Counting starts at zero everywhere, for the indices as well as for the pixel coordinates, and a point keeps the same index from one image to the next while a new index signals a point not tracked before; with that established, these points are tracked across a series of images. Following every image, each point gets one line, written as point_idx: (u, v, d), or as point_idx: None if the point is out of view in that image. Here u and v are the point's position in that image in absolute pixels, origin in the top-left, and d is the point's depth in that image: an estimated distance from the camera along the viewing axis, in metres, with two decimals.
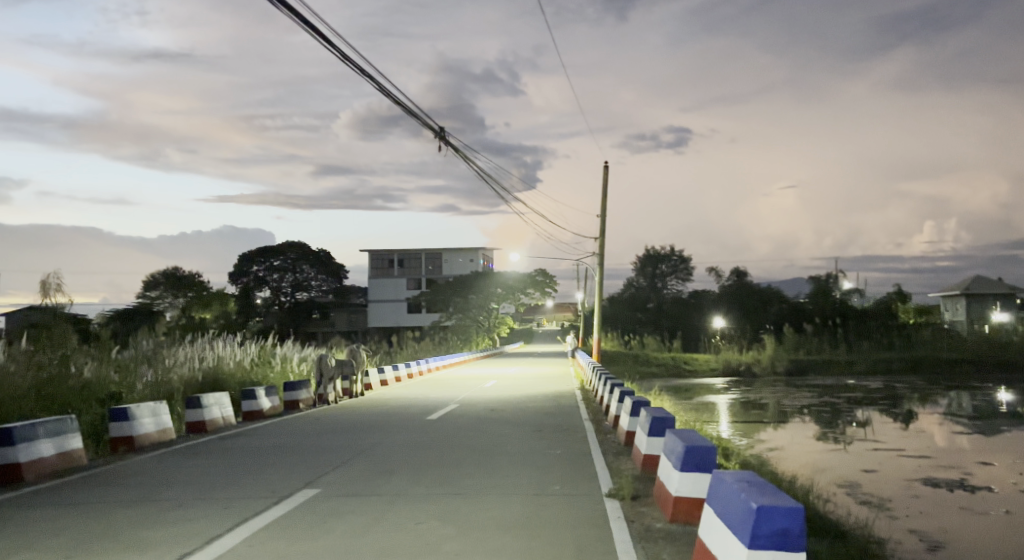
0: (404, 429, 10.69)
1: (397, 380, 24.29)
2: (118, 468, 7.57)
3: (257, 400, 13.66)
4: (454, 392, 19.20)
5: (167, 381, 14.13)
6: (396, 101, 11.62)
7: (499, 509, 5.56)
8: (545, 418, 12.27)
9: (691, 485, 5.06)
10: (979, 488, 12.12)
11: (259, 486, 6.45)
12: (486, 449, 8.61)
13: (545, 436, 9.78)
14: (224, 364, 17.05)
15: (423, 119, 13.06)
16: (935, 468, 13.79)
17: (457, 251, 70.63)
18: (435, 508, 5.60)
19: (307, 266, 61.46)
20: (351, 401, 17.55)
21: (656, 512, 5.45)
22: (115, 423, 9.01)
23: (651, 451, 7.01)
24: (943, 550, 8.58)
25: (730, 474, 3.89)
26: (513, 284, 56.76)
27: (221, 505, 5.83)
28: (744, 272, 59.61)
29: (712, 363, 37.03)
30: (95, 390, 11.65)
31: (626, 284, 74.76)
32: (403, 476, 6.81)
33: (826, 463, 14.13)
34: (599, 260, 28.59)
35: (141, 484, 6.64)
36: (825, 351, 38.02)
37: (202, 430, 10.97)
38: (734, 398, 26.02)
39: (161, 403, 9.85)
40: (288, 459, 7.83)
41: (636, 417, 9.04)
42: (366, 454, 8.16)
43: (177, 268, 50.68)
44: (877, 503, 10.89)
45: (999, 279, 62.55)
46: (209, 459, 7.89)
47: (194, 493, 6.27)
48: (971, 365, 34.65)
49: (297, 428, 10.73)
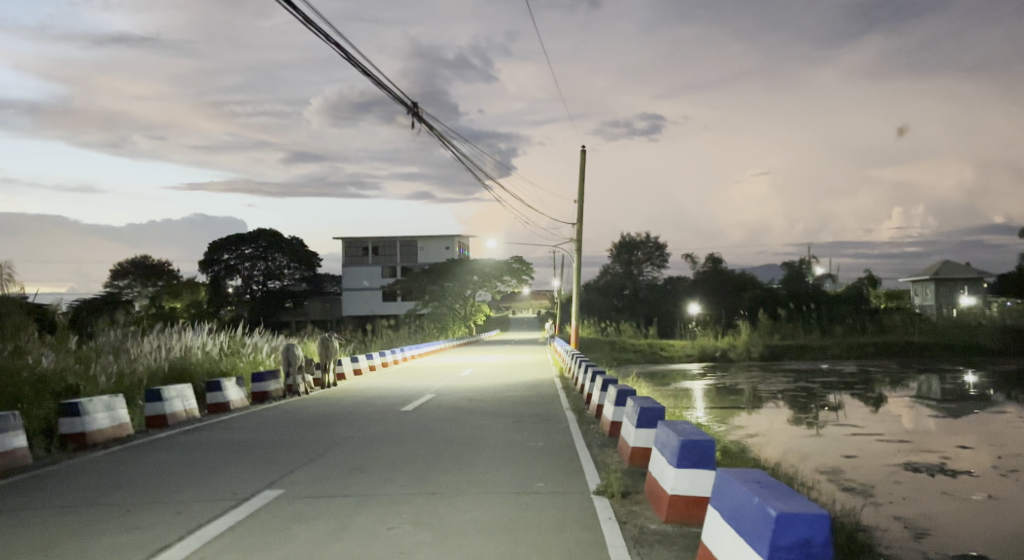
0: (378, 421, 10.26)
1: (370, 369, 23.71)
2: (64, 468, 7.02)
3: (223, 392, 13.06)
4: (429, 381, 18.80)
5: (130, 373, 13.49)
6: (358, 66, 11.03)
7: (479, 511, 5.14)
8: (524, 409, 11.85)
9: (688, 483, 4.67)
10: (959, 472, 11.95)
11: (217, 488, 5.91)
12: (464, 443, 8.23)
13: (524, 428, 9.44)
14: (191, 355, 16.36)
15: (391, 92, 12.42)
16: (914, 452, 13.66)
17: (433, 239, 69.99)
18: (409, 512, 5.13)
19: (279, 254, 60.25)
20: (323, 392, 16.95)
21: (649, 512, 5.06)
22: (66, 418, 8.42)
23: (639, 443, 6.65)
24: (929, 537, 8.31)
25: (738, 474, 3.53)
26: (489, 271, 56.24)
27: (175, 510, 5.31)
28: (718, 258, 59.57)
29: (687, 349, 37.02)
30: (50, 382, 10.98)
31: (602, 270, 74.62)
32: (375, 474, 6.38)
33: (806, 449, 13.94)
34: (576, 247, 28.22)
35: (90, 487, 6.08)
36: (800, 336, 38.05)
37: (164, 424, 10.37)
38: (710, 383, 26.00)
39: (117, 397, 9.25)
40: (252, 456, 7.34)
41: (622, 406, 8.65)
42: (336, 449, 7.73)
43: (145, 257, 49.33)
44: (860, 490, 10.67)
45: (967, 264, 63.40)
46: (165, 457, 7.36)
47: (145, 496, 5.73)
48: (941, 349, 35.01)
49: (266, 421, 10.22)
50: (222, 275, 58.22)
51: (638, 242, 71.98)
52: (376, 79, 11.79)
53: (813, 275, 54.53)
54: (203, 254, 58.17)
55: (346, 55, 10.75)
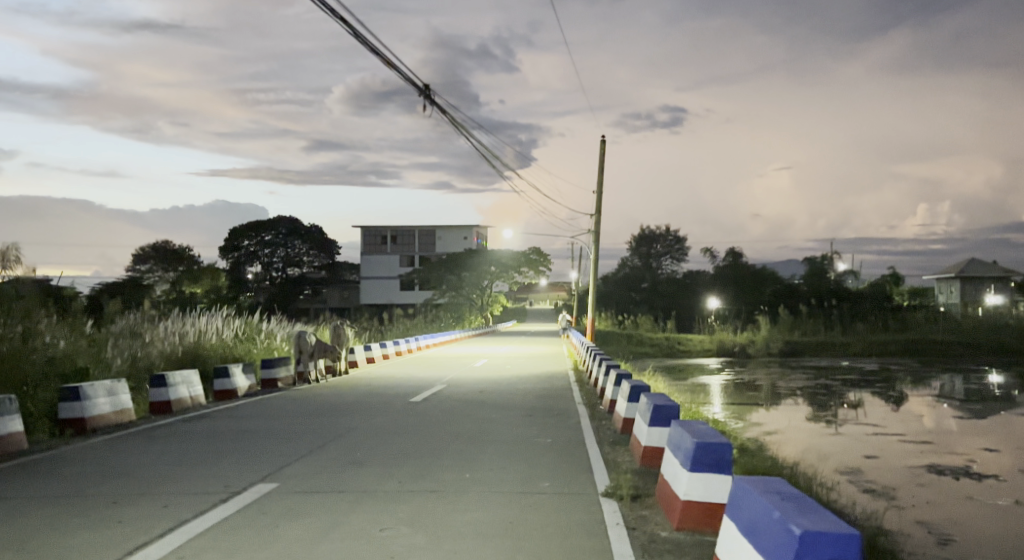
0: (387, 411, 10.10)
1: (384, 358, 23.54)
2: (59, 454, 6.86)
3: (231, 379, 12.92)
4: (443, 372, 18.60)
5: (143, 358, 13.43)
6: (368, 46, 10.83)
7: (481, 512, 4.85)
8: (536, 402, 11.61)
9: (702, 489, 4.36)
10: (986, 476, 11.47)
11: (205, 481, 5.69)
12: (471, 437, 8.01)
13: (535, 423, 9.21)
14: (205, 339, 16.22)
15: (403, 73, 12.18)
16: (938, 453, 13.16)
17: (451, 229, 69.83)
18: (405, 512, 4.87)
19: (298, 241, 60.52)
20: (334, 381, 16.78)
21: (659, 517, 4.77)
22: (66, 403, 8.28)
23: (652, 442, 6.34)
24: (953, 543, 7.92)
25: (759, 483, 3.22)
26: (507, 262, 55.85)
27: (162, 504, 5.08)
28: (738, 252, 58.67)
29: (706, 344, 36.53)
30: (60, 365, 10.89)
31: (621, 263, 74.07)
32: (375, 469, 6.16)
33: (827, 448, 13.53)
34: (594, 238, 27.83)
35: (81, 476, 5.91)
36: (820, 332, 37.37)
37: (168, 410, 10.23)
38: (728, 378, 25.56)
39: (119, 382, 9.12)
40: (248, 447, 7.13)
41: (635, 403, 8.33)
42: (338, 442, 7.50)
43: (166, 242, 49.52)
44: (881, 492, 10.29)
45: (994, 262, 62.18)
46: (161, 446, 7.17)
47: (136, 488, 5.53)
48: (965, 348, 34.22)
49: (270, 409, 10.08)
50: (242, 262, 58.39)
51: (657, 235, 71.37)
52: (386, 59, 11.58)
53: (835, 272, 53.66)
54: (223, 241, 58.29)
55: (355, 34, 10.47)
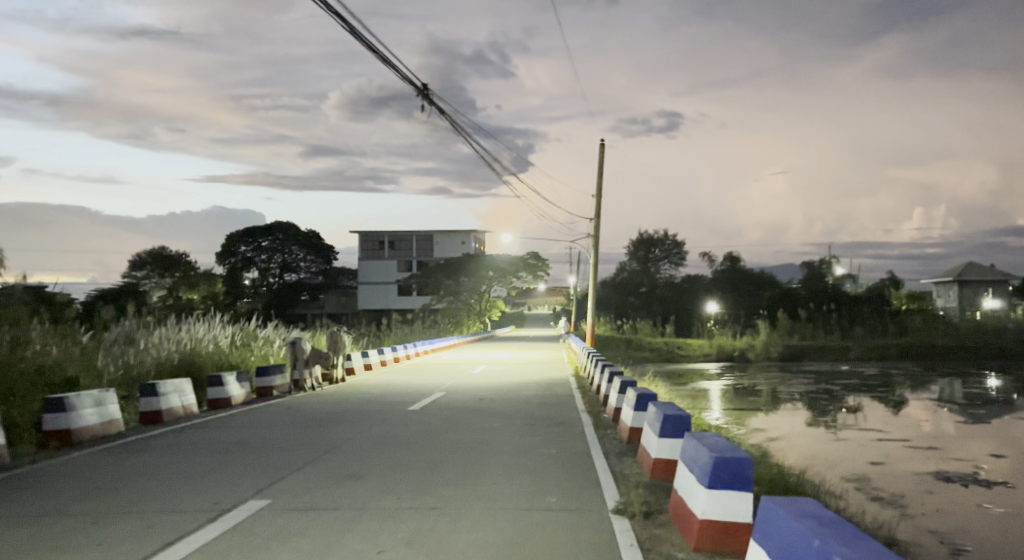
0: (384, 421, 9.83)
1: (382, 365, 23.25)
2: (40, 470, 6.56)
3: (224, 387, 12.61)
4: (441, 378, 18.37)
5: (134, 366, 13.08)
6: (367, 46, 10.60)
7: (483, 531, 4.58)
8: (538, 411, 11.38)
9: (720, 506, 4.10)
10: (994, 482, 11.20)
11: (193, 498, 5.41)
12: (473, 448, 7.76)
13: (536, 433, 8.94)
14: (201, 346, 15.88)
15: (401, 73, 11.91)
16: (944, 459, 12.91)
17: (449, 234, 69.55)
18: (404, 531, 4.59)
19: (296, 247, 60.31)
20: (331, 389, 16.50)
21: (675, 536, 4.50)
22: (51, 414, 8.01)
23: (663, 454, 6.07)
24: (966, 553, 7.66)
25: (789, 505, 2.97)
26: (504, 267, 55.56)
27: (144, 524, 4.81)
28: (735, 256, 58.44)
29: (705, 348, 36.29)
30: (51, 374, 10.55)
31: (618, 268, 73.85)
32: (372, 484, 5.88)
33: (833, 455, 13.27)
34: (593, 244, 27.67)
35: (60, 494, 5.60)
36: (820, 336, 37.15)
37: (158, 420, 9.93)
38: (728, 383, 25.31)
39: (107, 392, 8.84)
40: (238, 459, 6.87)
41: (642, 412, 8.07)
42: (332, 454, 7.23)
43: (163, 248, 49.17)
44: (890, 500, 10.04)
45: (991, 266, 62.07)
46: (146, 460, 6.86)
47: (121, 506, 5.25)
48: (966, 352, 33.94)
49: (263, 419, 9.79)
50: (240, 267, 58.08)
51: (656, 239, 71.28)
52: (385, 58, 11.30)
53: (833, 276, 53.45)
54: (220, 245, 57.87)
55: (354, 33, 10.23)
